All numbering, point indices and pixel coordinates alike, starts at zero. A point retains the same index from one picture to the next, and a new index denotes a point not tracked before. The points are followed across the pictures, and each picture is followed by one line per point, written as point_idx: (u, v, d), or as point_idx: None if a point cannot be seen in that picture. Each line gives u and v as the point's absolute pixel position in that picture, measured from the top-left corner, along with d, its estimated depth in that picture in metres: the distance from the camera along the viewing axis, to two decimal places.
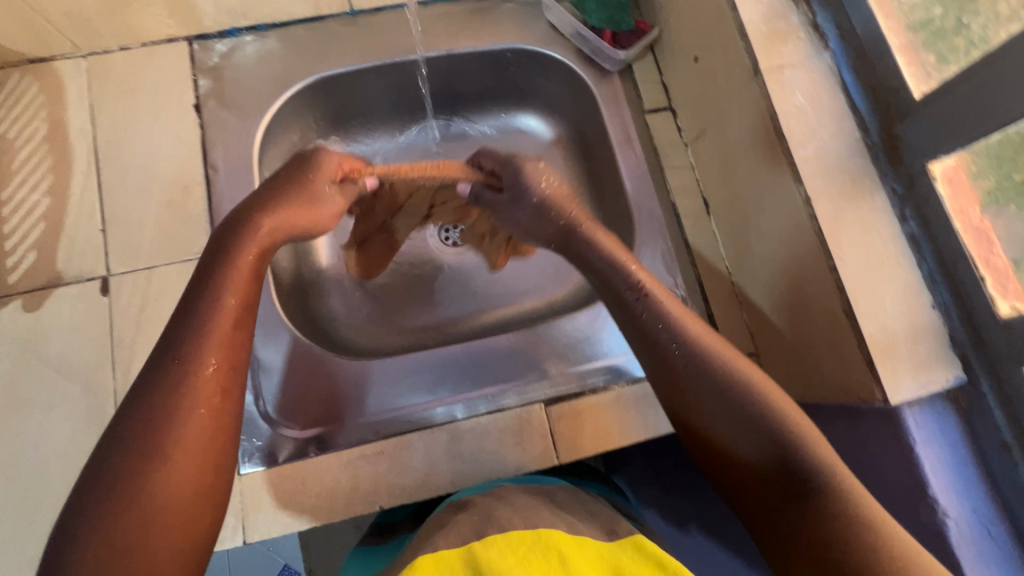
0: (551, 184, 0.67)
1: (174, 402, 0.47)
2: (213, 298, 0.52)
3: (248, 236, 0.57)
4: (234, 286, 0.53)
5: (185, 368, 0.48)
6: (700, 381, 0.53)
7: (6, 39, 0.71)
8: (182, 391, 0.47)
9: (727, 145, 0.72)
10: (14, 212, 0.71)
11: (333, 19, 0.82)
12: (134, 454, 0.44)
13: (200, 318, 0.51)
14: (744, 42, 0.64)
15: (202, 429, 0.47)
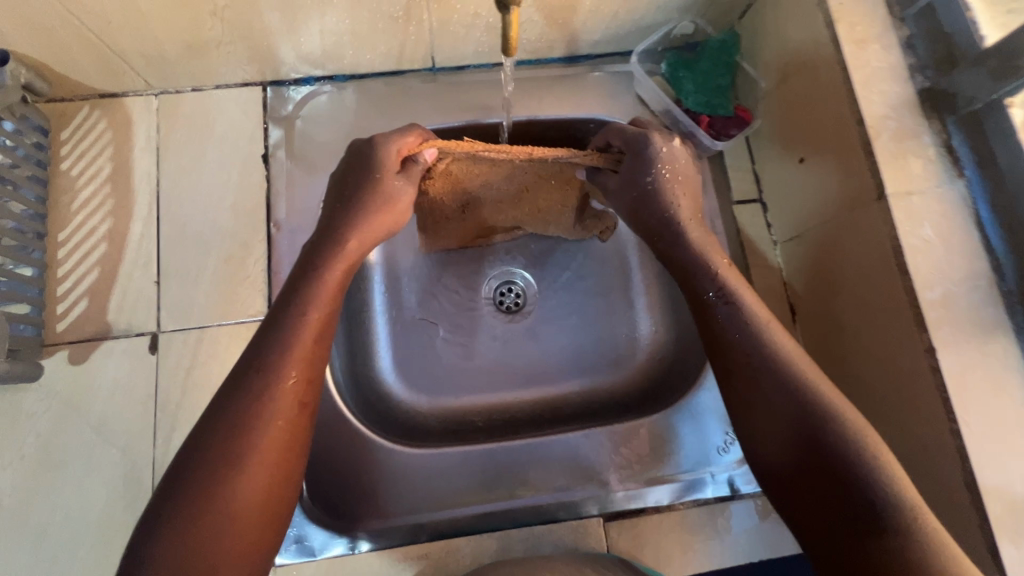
0: (667, 172, 0.60)
1: (253, 410, 0.47)
2: (301, 309, 0.53)
3: (335, 254, 0.57)
4: (320, 303, 0.54)
5: (270, 380, 0.48)
6: (793, 401, 0.50)
7: (81, 75, 0.68)
8: (263, 401, 0.47)
9: (830, 260, 0.66)
10: (69, 255, 0.68)
11: (412, 75, 0.78)
12: (209, 463, 0.45)
13: (291, 326, 0.52)
14: (870, 160, 0.58)
15: (278, 439, 0.47)
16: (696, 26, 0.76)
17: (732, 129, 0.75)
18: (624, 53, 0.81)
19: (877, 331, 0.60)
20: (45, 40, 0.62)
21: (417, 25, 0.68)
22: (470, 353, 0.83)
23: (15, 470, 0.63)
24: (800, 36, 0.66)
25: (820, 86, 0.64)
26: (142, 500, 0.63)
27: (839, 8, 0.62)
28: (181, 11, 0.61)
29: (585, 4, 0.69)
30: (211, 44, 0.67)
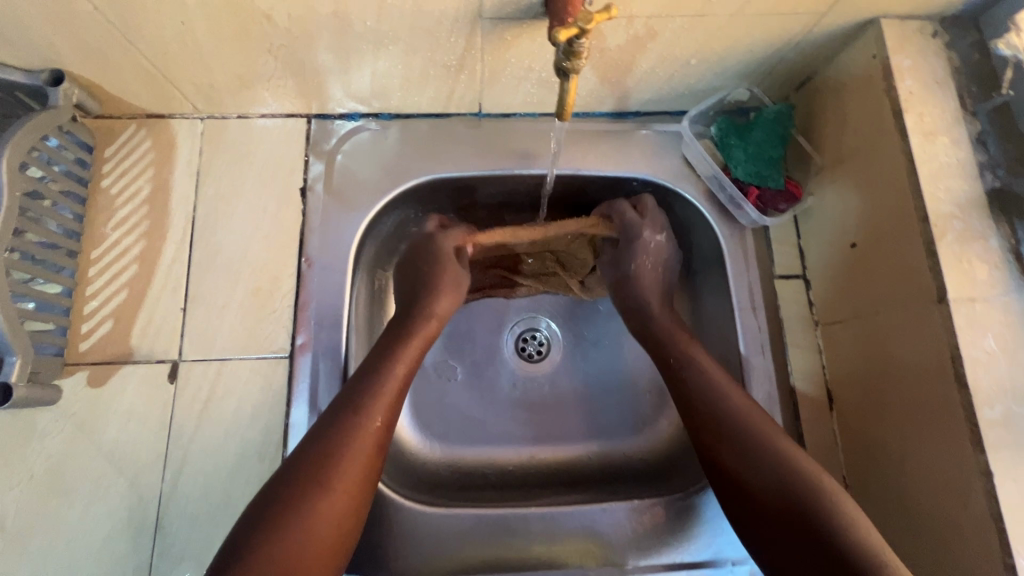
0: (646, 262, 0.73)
1: (343, 443, 0.54)
2: (393, 359, 0.61)
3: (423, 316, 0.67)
4: (405, 360, 0.62)
5: (360, 423, 0.56)
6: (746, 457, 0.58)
7: (131, 96, 0.68)
8: (353, 439, 0.55)
9: (875, 351, 0.63)
10: (100, 274, 0.68)
11: (458, 118, 0.77)
12: (301, 482, 0.51)
13: (379, 375, 0.60)
14: (931, 260, 0.55)
15: (358, 473, 0.54)
16: (751, 93, 0.74)
17: (780, 203, 0.73)
18: (674, 112, 0.79)
19: (925, 439, 0.57)
20: (101, 63, 0.62)
21: (469, 74, 0.68)
22: (490, 399, 0.82)
23: (21, 491, 0.61)
24: (863, 118, 0.64)
25: (881, 172, 0.62)
26: (145, 535, 0.62)
27: (908, 96, 0.59)
28: (237, 47, 0.61)
29: (642, 66, 0.68)
30: (262, 77, 0.67)
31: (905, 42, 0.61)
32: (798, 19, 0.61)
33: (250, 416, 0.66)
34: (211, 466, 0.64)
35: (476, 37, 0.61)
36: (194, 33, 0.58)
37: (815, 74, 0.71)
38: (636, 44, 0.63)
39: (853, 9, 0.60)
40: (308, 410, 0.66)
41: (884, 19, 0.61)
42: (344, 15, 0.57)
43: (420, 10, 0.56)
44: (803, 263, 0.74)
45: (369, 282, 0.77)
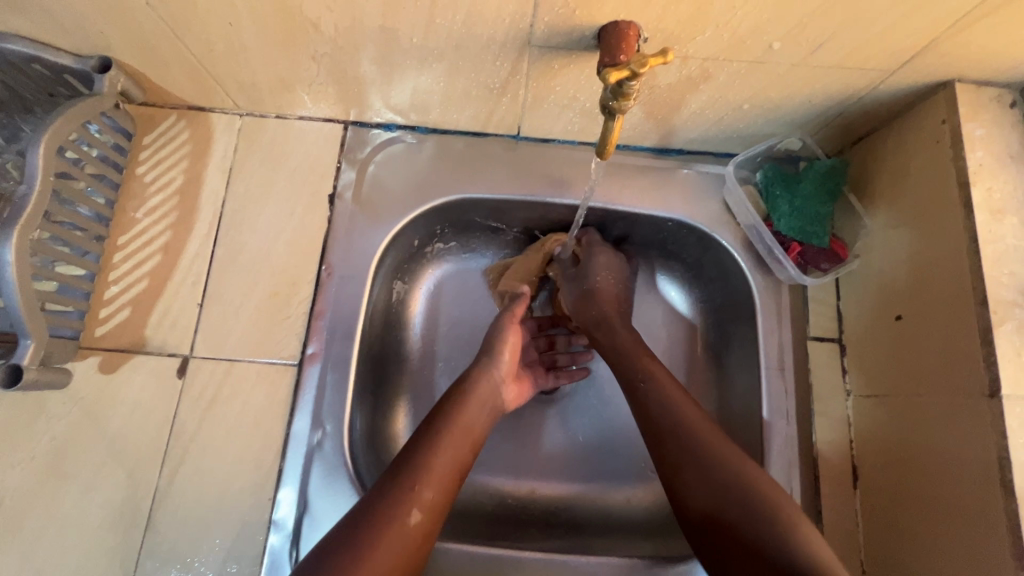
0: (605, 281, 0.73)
1: (385, 517, 0.51)
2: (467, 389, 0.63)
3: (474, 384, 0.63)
4: (449, 436, 0.58)
5: (403, 495, 0.52)
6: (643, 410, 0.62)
7: (174, 88, 0.69)
8: (393, 511, 0.51)
9: (910, 433, 0.59)
10: (124, 260, 0.68)
11: (495, 138, 0.75)
12: (359, 532, 0.49)
13: (425, 446, 0.56)
14: (986, 350, 0.51)
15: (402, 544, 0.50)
16: (804, 143, 0.71)
17: (823, 262, 0.69)
18: (718, 154, 0.76)
19: (960, 542, 0.53)
20: (148, 54, 0.62)
21: (511, 97, 0.66)
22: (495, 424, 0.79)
23: (21, 470, 0.62)
24: (924, 185, 0.60)
25: (938, 245, 0.57)
26: (134, 529, 0.61)
27: (977, 168, 0.55)
28: (281, 51, 0.60)
29: (691, 106, 0.65)
30: (304, 82, 0.66)
31: (979, 109, 0.57)
32: (864, 74, 0.57)
33: (252, 421, 0.65)
34: (208, 467, 0.63)
35: (522, 63, 0.59)
36: (242, 35, 0.58)
37: (874, 130, 0.67)
38: (688, 84, 0.60)
39: (926, 69, 0.56)
40: (311, 422, 0.65)
41: (959, 83, 0.57)
42: (391, 30, 0.55)
43: (469, 32, 0.55)
44: (840, 327, 0.70)
45: (386, 294, 0.76)
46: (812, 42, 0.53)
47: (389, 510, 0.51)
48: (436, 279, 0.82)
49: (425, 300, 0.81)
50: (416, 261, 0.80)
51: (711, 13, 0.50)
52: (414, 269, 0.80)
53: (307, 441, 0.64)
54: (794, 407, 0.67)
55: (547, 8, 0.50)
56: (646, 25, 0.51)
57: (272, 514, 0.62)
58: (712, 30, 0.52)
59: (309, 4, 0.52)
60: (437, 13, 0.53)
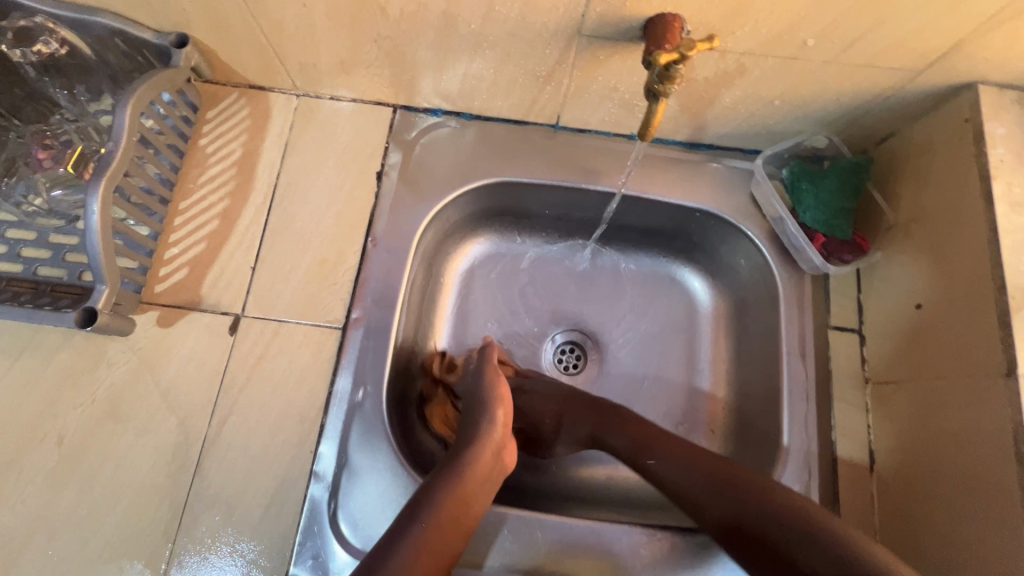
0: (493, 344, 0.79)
1: (409, 553, 0.51)
2: (439, 494, 0.56)
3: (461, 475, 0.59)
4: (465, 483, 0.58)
5: (425, 529, 0.53)
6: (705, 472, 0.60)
7: (240, 66, 0.74)
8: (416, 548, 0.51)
9: (928, 416, 0.61)
10: (185, 223, 0.73)
11: (535, 127, 0.80)
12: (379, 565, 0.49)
13: (444, 485, 0.57)
14: (1004, 332, 0.54)
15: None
16: (830, 141, 0.74)
17: (845, 254, 0.72)
18: (747, 150, 0.79)
19: (974, 517, 0.55)
20: (222, 32, 0.67)
21: (554, 86, 0.70)
22: None
23: (82, 412, 0.66)
24: (946, 182, 0.63)
25: (958, 235, 0.60)
26: (184, 472, 0.65)
27: (998, 164, 0.58)
28: (347, 34, 0.65)
29: (724, 100, 0.69)
30: (361, 64, 0.71)
31: (1000, 110, 0.60)
32: (892, 74, 0.61)
33: (297, 379, 0.68)
34: (255, 418, 0.67)
35: (570, 53, 0.63)
36: (313, 16, 0.63)
37: (899, 131, 0.70)
38: (723, 78, 0.64)
39: (951, 71, 0.60)
40: (352, 382, 0.68)
41: (982, 85, 0.61)
42: (452, 16, 0.60)
43: (523, 20, 0.59)
44: (860, 317, 0.73)
45: (424, 268, 0.79)
46: (844, 40, 0.57)
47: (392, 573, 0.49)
48: (469, 261, 0.86)
49: (459, 278, 0.85)
50: (453, 241, 0.84)
51: (752, 9, 0.54)
52: (450, 249, 0.84)
53: (349, 399, 0.68)
54: (814, 392, 0.70)
55: None
56: (690, 19, 0.56)
57: (313, 466, 0.66)
58: (751, 25, 0.56)
59: None
60: (497, 1, 0.57)
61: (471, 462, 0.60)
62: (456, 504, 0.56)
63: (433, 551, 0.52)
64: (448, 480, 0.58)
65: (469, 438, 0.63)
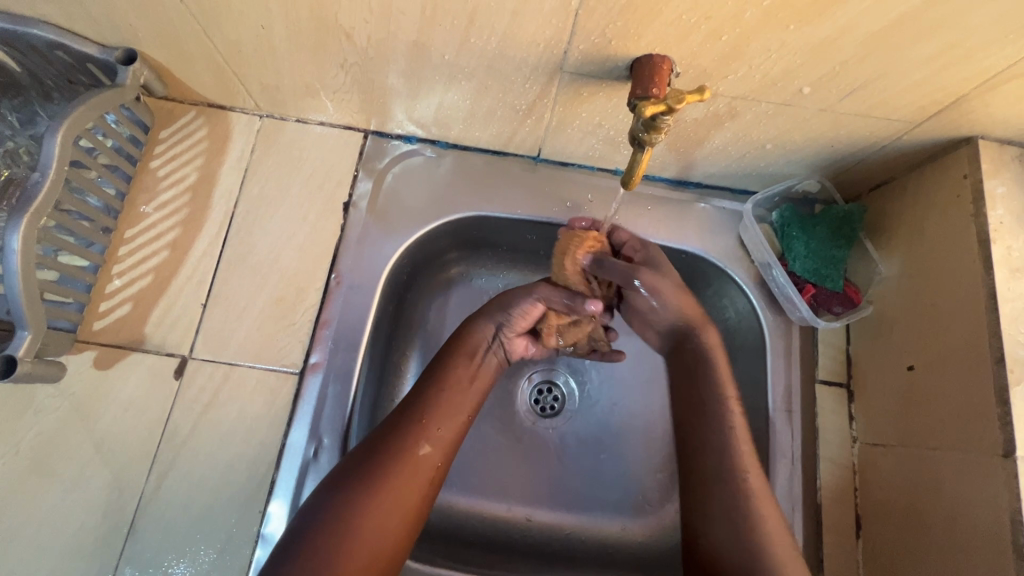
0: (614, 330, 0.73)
1: (390, 458, 0.53)
2: (446, 380, 0.60)
3: (455, 378, 0.61)
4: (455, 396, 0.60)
5: (407, 437, 0.55)
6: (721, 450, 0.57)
7: (197, 85, 0.68)
8: (399, 453, 0.54)
9: (919, 488, 0.58)
10: (130, 254, 0.67)
11: (514, 158, 0.75)
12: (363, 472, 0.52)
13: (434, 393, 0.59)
14: (1002, 409, 0.51)
15: (409, 486, 0.53)
16: (821, 185, 0.71)
17: (834, 306, 0.69)
18: (737, 191, 0.75)
19: None
20: (175, 50, 0.61)
21: (535, 119, 0.65)
22: (499, 467, 0.77)
23: (5, 464, 0.59)
24: (943, 238, 0.60)
25: (954, 296, 0.57)
26: (117, 532, 0.59)
27: (998, 225, 0.55)
28: (311, 59, 0.60)
29: (714, 141, 0.65)
30: (329, 88, 0.66)
31: (1000, 166, 0.57)
32: (890, 124, 0.58)
33: (246, 429, 0.63)
34: (200, 470, 0.61)
35: (551, 88, 0.59)
36: (272, 38, 0.57)
37: (893, 178, 0.67)
38: (715, 120, 0.60)
39: (951, 124, 0.56)
40: (308, 434, 0.63)
41: (982, 139, 0.58)
42: (425, 45, 0.55)
43: (501, 53, 0.55)
44: (849, 371, 0.69)
45: (393, 304, 0.74)
46: (843, 90, 0.53)
47: (380, 476, 0.52)
48: (444, 295, 0.81)
49: (432, 313, 0.80)
50: (427, 275, 0.79)
51: (746, 55, 0.50)
52: (423, 283, 0.79)
53: (303, 453, 0.63)
54: (800, 450, 0.66)
55: (583, 36, 0.50)
56: (679, 61, 0.52)
57: (260, 528, 0.60)
58: (745, 70, 0.52)
59: (344, 13, 0.52)
60: (472, 33, 0.52)
61: (457, 369, 0.61)
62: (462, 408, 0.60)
63: (427, 455, 0.55)
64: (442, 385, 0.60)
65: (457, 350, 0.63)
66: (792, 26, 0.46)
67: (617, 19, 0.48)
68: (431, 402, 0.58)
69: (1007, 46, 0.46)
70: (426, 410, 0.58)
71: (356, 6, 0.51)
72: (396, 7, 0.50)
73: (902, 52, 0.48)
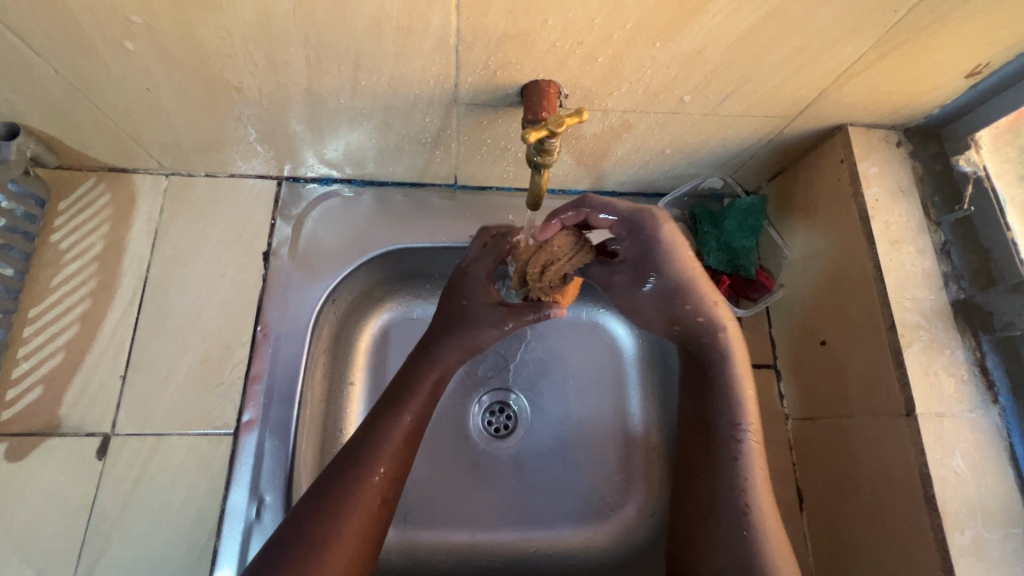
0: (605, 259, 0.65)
1: (329, 522, 0.50)
2: (389, 424, 0.57)
3: (393, 432, 0.57)
4: (396, 448, 0.56)
5: (351, 497, 0.52)
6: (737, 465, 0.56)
7: (92, 151, 0.66)
8: (338, 516, 0.51)
9: (844, 457, 0.61)
10: (35, 334, 0.63)
11: (433, 189, 0.76)
12: (304, 538, 0.49)
13: (374, 448, 0.55)
14: (899, 371, 0.55)
15: (350, 544, 0.50)
16: (725, 181, 0.76)
17: (751, 293, 0.74)
18: (649, 194, 0.79)
19: (895, 559, 0.55)
20: (59, 120, 0.59)
21: (444, 150, 0.67)
22: (458, 494, 0.77)
23: None
24: (833, 219, 0.65)
25: (848, 271, 0.62)
26: None
27: (875, 203, 0.60)
28: (206, 115, 0.59)
29: (617, 153, 0.68)
30: (231, 141, 0.65)
31: (870, 149, 0.63)
32: (770, 120, 0.62)
33: (181, 501, 0.60)
34: (137, 551, 0.58)
35: (451, 120, 0.60)
36: (160, 99, 0.56)
37: (785, 168, 0.72)
38: (611, 133, 0.63)
39: (821, 116, 0.61)
40: (249, 494, 0.61)
41: (852, 126, 0.63)
42: (318, 92, 0.56)
43: (395, 92, 0.56)
44: (774, 353, 0.73)
45: (327, 347, 0.73)
46: (719, 95, 0.57)
47: (320, 542, 0.49)
48: (380, 329, 0.80)
49: (371, 348, 0.79)
50: (361, 311, 0.78)
51: (624, 73, 0.53)
52: (359, 320, 0.78)
53: (245, 516, 0.60)
54: None
55: (469, 70, 0.52)
56: (564, 84, 0.54)
57: None
58: (626, 87, 0.55)
59: (230, 69, 0.52)
60: (361, 77, 0.54)
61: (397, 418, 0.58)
62: (399, 455, 0.56)
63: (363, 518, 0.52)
64: (356, 490, 0.53)
65: (391, 411, 0.58)
66: (658, 44, 0.49)
67: (497, 52, 0.50)
68: (369, 456, 0.55)
69: (849, 45, 0.50)
70: (365, 455, 0.55)
71: (240, 61, 0.51)
72: (280, 58, 0.51)
73: (763, 58, 0.52)
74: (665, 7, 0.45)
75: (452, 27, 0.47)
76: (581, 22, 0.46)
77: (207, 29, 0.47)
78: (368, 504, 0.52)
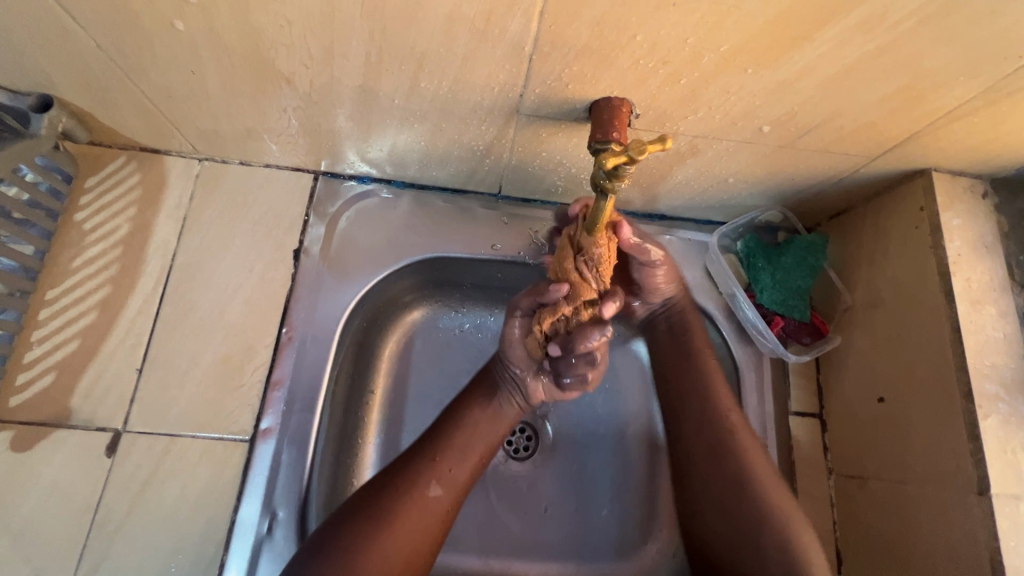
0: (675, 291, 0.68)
1: (401, 497, 0.55)
2: (462, 418, 0.61)
3: (472, 423, 0.61)
4: (473, 440, 0.61)
5: (421, 478, 0.57)
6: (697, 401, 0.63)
7: (126, 130, 0.62)
8: (410, 490, 0.56)
9: (895, 524, 0.57)
10: (52, 318, 0.60)
11: (475, 197, 0.72)
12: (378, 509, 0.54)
13: (448, 438, 0.60)
14: (974, 445, 0.51)
15: (417, 519, 0.55)
16: (784, 216, 0.72)
17: (802, 336, 0.69)
18: (700, 221, 0.75)
19: None
20: (97, 96, 0.56)
21: (495, 159, 0.63)
22: (474, 517, 0.74)
23: None
24: (904, 268, 0.60)
25: (920, 327, 0.57)
26: None
27: (956, 257, 0.56)
28: (251, 104, 0.56)
29: (677, 176, 0.64)
30: (272, 131, 0.61)
31: (953, 199, 0.58)
32: (849, 158, 0.58)
33: (191, 507, 0.57)
34: (141, 556, 0.55)
35: (508, 129, 0.56)
36: (205, 84, 0.53)
37: (853, 208, 0.68)
38: (676, 157, 0.59)
39: (905, 158, 0.57)
40: (261, 507, 0.58)
41: (936, 171, 0.59)
42: (372, 90, 0.52)
43: (455, 96, 0.52)
44: (820, 402, 0.68)
45: (351, 353, 0.70)
46: (801, 128, 0.53)
47: (391, 513, 0.54)
48: (404, 335, 0.76)
49: (393, 354, 0.75)
50: (387, 315, 0.75)
51: (704, 97, 0.49)
52: (384, 324, 0.75)
53: (256, 529, 0.57)
54: None
55: (539, 80, 0.48)
56: (639, 103, 0.50)
57: None
58: (704, 112, 0.51)
59: (285, 60, 0.48)
60: (422, 78, 0.50)
61: (472, 411, 0.62)
62: (473, 449, 0.60)
63: (430, 504, 0.56)
64: (422, 476, 0.57)
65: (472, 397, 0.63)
66: (750, 71, 0.45)
67: (573, 64, 0.46)
68: (440, 447, 0.59)
69: (959, 87, 0.46)
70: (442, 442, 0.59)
71: (295, 51, 0.47)
72: (339, 52, 0.47)
73: (859, 95, 0.47)
74: (766, 33, 0.41)
75: (531, 34, 0.43)
76: (673, 41, 0.42)
77: (266, 16, 0.43)
78: (438, 487, 0.57)
